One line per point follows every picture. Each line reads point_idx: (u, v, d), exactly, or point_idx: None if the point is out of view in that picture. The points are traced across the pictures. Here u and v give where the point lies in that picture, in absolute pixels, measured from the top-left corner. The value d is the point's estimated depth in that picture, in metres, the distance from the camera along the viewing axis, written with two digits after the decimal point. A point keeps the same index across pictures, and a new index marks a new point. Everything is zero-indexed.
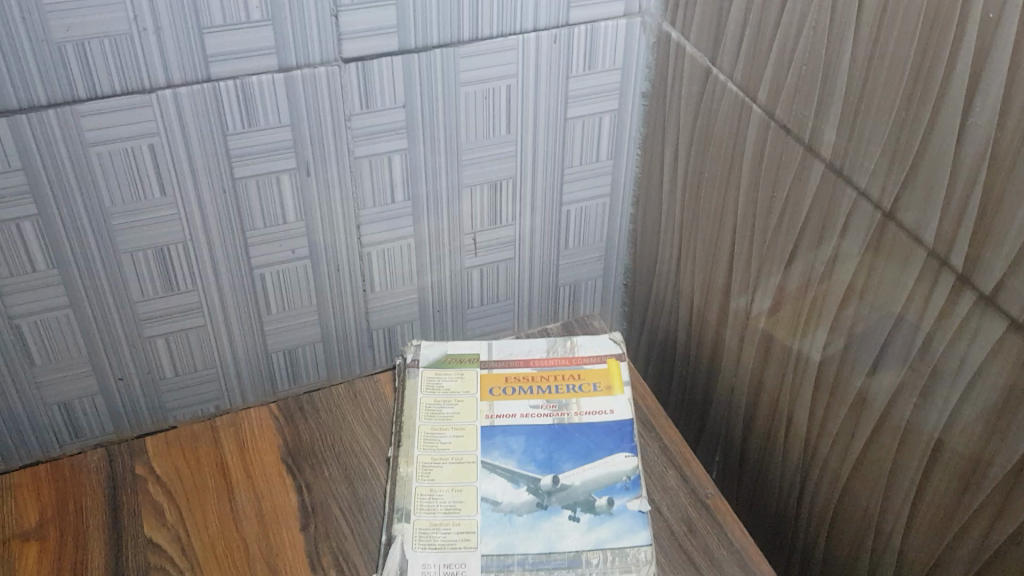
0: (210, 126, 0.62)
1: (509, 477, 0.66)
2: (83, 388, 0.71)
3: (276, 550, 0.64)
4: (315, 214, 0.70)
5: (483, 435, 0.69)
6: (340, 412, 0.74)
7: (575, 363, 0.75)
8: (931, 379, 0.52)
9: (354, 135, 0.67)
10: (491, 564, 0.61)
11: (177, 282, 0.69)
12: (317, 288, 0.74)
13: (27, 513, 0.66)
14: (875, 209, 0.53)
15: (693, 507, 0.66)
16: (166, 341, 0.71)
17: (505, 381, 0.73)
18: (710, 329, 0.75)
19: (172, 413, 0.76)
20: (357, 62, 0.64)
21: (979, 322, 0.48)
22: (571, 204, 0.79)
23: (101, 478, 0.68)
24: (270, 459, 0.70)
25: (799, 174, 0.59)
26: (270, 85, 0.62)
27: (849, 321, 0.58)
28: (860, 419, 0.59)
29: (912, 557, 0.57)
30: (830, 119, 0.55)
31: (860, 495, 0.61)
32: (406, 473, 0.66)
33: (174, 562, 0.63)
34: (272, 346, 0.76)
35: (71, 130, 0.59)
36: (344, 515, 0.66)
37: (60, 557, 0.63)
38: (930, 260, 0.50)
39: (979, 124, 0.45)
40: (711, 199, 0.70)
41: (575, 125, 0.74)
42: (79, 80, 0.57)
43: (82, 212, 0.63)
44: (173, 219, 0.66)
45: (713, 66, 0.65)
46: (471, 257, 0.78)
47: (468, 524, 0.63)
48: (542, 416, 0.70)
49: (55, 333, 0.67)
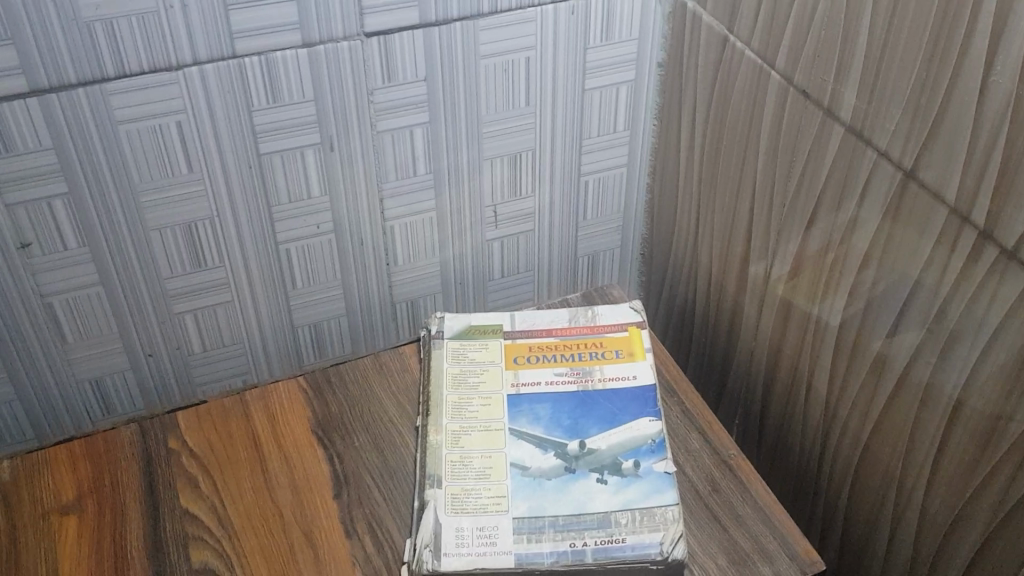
0: (236, 102, 0.63)
1: (536, 443, 0.67)
2: (114, 363, 0.72)
3: (311, 518, 0.65)
4: (339, 188, 0.71)
5: (509, 403, 0.70)
6: (366, 384, 0.75)
7: (597, 331, 0.76)
8: (951, 338, 0.53)
9: (376, 110, 0.68)
10: (522, 526, 0.62)
11: (204, 258, 0.70)
12: (342, 262, 0.75)
13: (65, 486, 0.67)
14: (896, 169, 0.54)
15: (717, 469, 0.68)
16: (194, 317, 0.73)
17: (529, 351, 0.74)
18: (729, 294, 0.76)
19: (200, 388, 0.77)
20: (379, 37, 0.64)
21: (1001, 279, 0.49)
22: (589, 175, 0.80)
23: (136, 453, 0.69)
24: (300, 430, 0.71)
25: (819, 138, 0.60)
26: (295, 61, 0.63)
27: (869, 283, 0.59)
28: (882, 378, 0.60)
29: (935, 512, 0.59)
30: (850, 82, 0.56)
31: (881, 453, 0.62)
32: (435, 441, 0.67)
33: (212, 531, 0.64)
34: (298, 320, 0.77)
35: (100, 108, 0.60)
36: (375, 485, 0.67)
37: (99, 530, 0.64)
38: (952, 218, 0.51)
39: (1000, 81, 0.45)
40: (729, 166, 0.71)
41: (593, 97, 0.75)
42: (109, 59, 0.58)
43: (111, 190, 0.64)
44: (201, 196, 0.67)
45: (730, 34, 0.66)
46: (492, 230, 0.80)
47: (499, 489, 0.64)
48: (566, 383, 0.72)
49: (86, 310, 0.68)
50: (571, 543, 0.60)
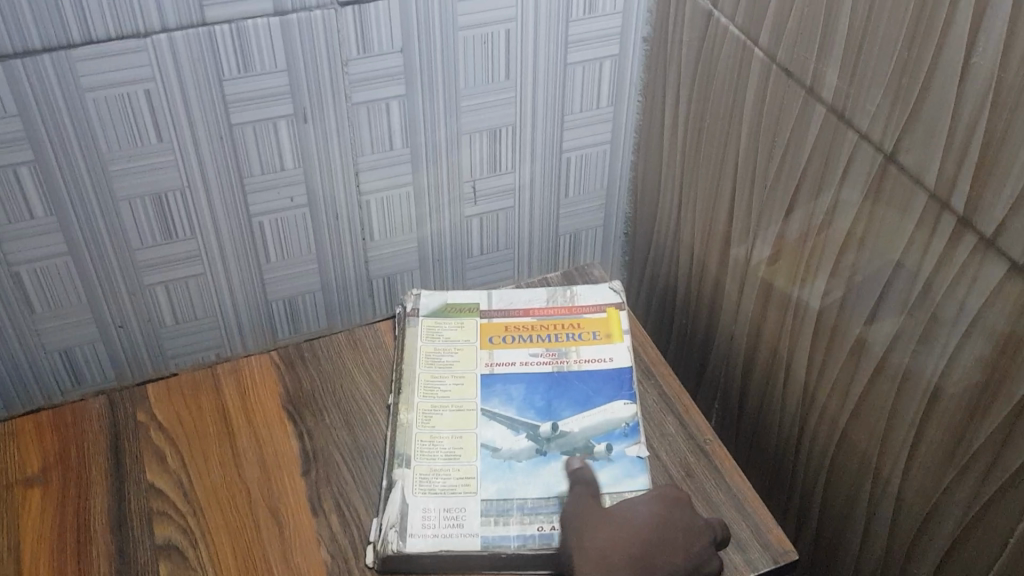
0: (207, 71, 0.62)
1: (509, 424, 0.66)
2: (84, 335, 0.71)
3: (278, 495, 0.64)
4: (313, 160, 0.69)
5: (482, 382, 0.69)
6: (341, 361, 0.74)
7: (575, 312, 0.75)
8: (929, 326, 0.52)
9: (351, 81, 0.66)
10: (490, 509, 0.61)
11: (175, 229, 0.69)
12: (317, 236, 0.74)
13: (30, 459, 0.66)
14: (877, 153, 0.53)
15: (691, 454, 0.67)
16: (166, 289, 0.72)
17: (505, 330, 0.73)
18: (710, 276, 0.75)
19: (172, 361, 0.76)
20: (354, 6, 0.63)
21: (979, 267, 0.48)
22: (572, 151, 0.79)
23: (103, 425, 0.68)
24: (271, 406, 0.70)
25: (800, 119, 0.58)
26: (266, 29, 0.61)
27: (849, 268, 0.58)
28: (860, 365, 0.59)
29: (911, 501, 0.58)
30: (832, 62, 0.54)
31: (858, 441, 0.62)
32: (406, 420, 0.67)
33: (177, 505, 0.63)
34: (272, 295, 0.76)
35: (66, 74, 0.58)
36: (345, 462, 0.67)
37: (63, 503, 0.63)
38: (931, 203, 0.50)
39: (982, 63, 0.44)
40: (712, 146, 0.69)
41: (575, 71, 0.74)
42: (74, 24, 0.57)
43: (79, 159, 0.62)
44: (171, 166, 0.65)
45: (715, 9, 0.64)
46: (471, 206, 0.78)
47: (468, 470, 0.63)
48: (542, 364, 0.71)
49: (55, 280, 0.67)
50: (540, 527, 0.59)
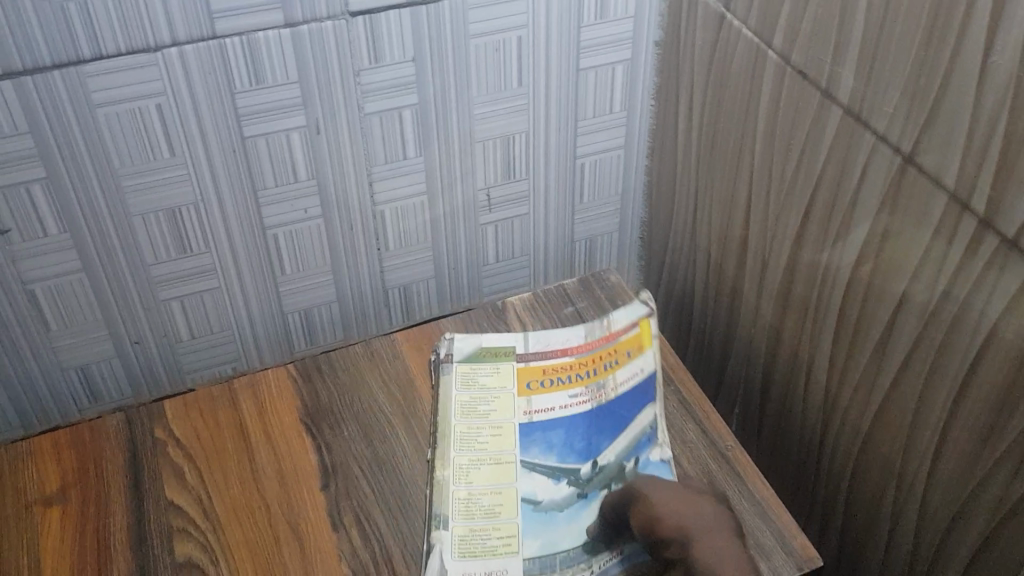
0: (218, 84, 0.61)
1: (549, 474, 0.64)
2: (100, 352, 0.71)
3: (297, 511, 0.64)
4: (326, 172, 0.69)
5: (522, 432, 0.67)
6: (357, 373, 0.74)
7: (611, 339, 0.72)
8: (952, 328, 0.51)
9: (363, 92, 0.66)
10: (533, 567, 0.59)
11: (190, 244, 0.68)
12: (331, 247, 0.73)
13: (49, 478, 0.66)
14: (896, 153, 0.52)
15: (714, 460, 0.66)
16: (181, 304, 0.71)
17: (542, 374, 0.70)
18: (728, 280, 0.74)
19: (189, 375, 0.76)
20: (364, 16, 0.62)
21: (1003, 266, 0.47)
22: (585, 156, 0.78)
23: (121, 442, 0.68)
24: (288, 420, 0.70)
25: (817, 120, 0.57)
26: (277, 42, 0.61)
27: (869, 270, 0.57)
28: (882, 367, 0.58)
29: (936, 506, 0.57)
30: (848, 62, 0.53)
31: (882, 444, 0.61)
32: (442, 477, 0.64)
33: (196, 522, 0.63)
34: (288, 307, 0.76)
35: (77, 91, 0.58)
36: (363, 476, 0.66)
37: (83, 522, 0.63)
38: (952, 203, 0.49)
39: (1001, 61, 0.43)
40: (727, 148, 0.69)
41: (587, 77, 0.73)
42: (84, 40, 0.57)
43: (92, 175, 0.62)
44: (184, 180, 0.65)
45: (727, 11, 0.64)
46: (485, 214, 0.78)
47: (508, 528, 0.61)
48: (584, 403, 0.68)
49: (69, 297, 0.67)
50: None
